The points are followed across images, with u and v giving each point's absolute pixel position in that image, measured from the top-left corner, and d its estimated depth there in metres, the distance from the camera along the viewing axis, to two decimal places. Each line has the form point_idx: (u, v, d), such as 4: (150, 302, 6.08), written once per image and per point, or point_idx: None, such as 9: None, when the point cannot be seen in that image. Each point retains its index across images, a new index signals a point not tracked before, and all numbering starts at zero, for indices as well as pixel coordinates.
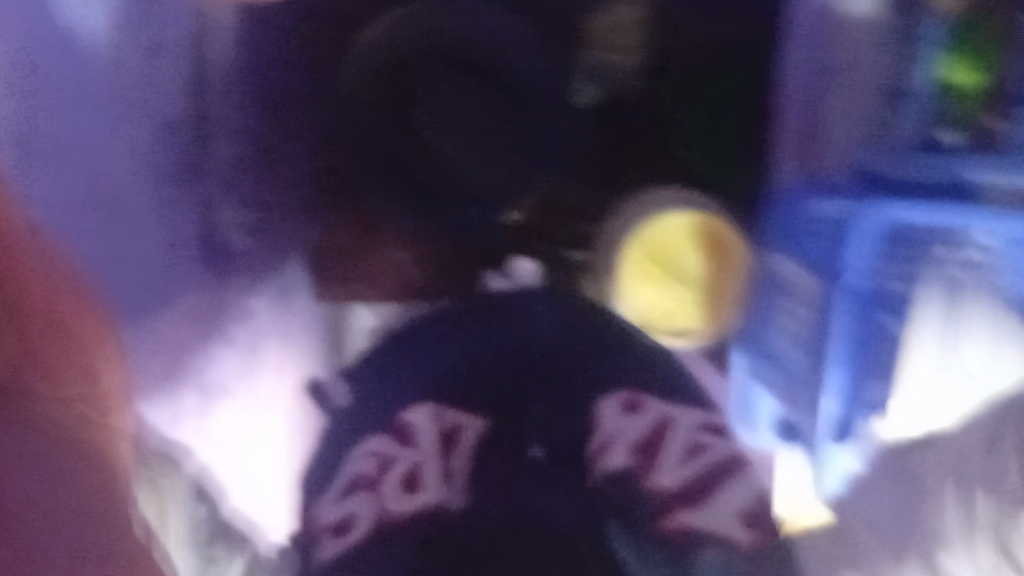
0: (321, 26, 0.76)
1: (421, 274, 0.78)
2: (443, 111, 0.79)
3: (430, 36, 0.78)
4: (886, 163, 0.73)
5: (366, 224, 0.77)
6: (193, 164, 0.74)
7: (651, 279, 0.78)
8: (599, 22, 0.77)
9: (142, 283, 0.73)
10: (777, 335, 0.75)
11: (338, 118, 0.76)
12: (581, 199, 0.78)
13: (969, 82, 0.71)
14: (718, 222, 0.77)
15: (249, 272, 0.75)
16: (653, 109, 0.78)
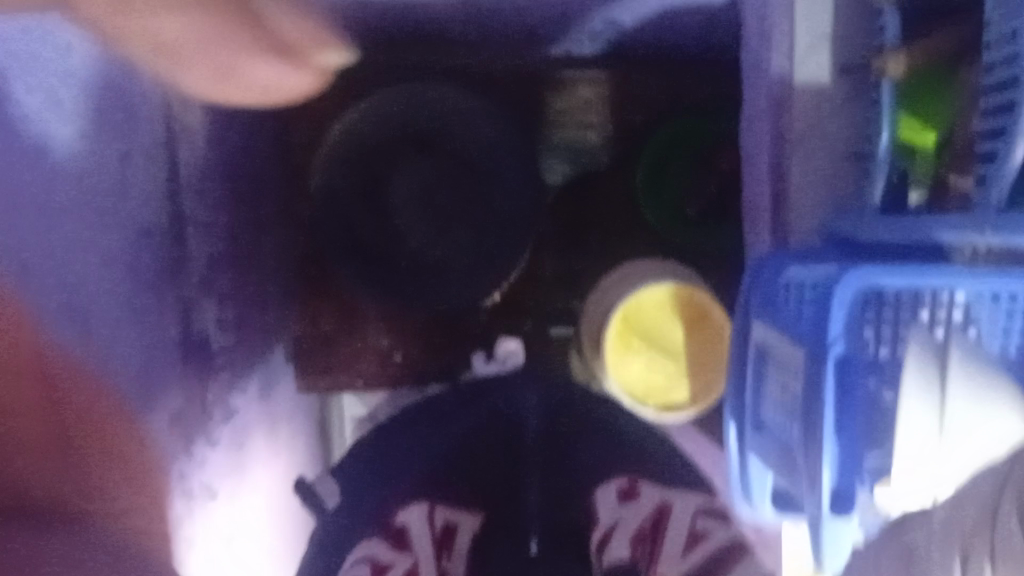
0: (327, 160, 0.96)
1: (398, 354, 1.04)
2: (413, 188, 0.97)
3: (408, 121, 0.95)
4: (852, 226, 0.68)
5: (347, 317, 1.04)
6: (182, 258, 0.78)
7: (634, 353, 0.85)
8: (555, 123, 1.05)
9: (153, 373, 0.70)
10: (765, 402, 0.67)
11: (326, 196, 0.96)
12: (549, 266, 1.05)
13: (917, 142, 0.68)
14: (697, 293, 0.85)
15: (246, 372, 0.87)
16: (609, 175, 1.04)
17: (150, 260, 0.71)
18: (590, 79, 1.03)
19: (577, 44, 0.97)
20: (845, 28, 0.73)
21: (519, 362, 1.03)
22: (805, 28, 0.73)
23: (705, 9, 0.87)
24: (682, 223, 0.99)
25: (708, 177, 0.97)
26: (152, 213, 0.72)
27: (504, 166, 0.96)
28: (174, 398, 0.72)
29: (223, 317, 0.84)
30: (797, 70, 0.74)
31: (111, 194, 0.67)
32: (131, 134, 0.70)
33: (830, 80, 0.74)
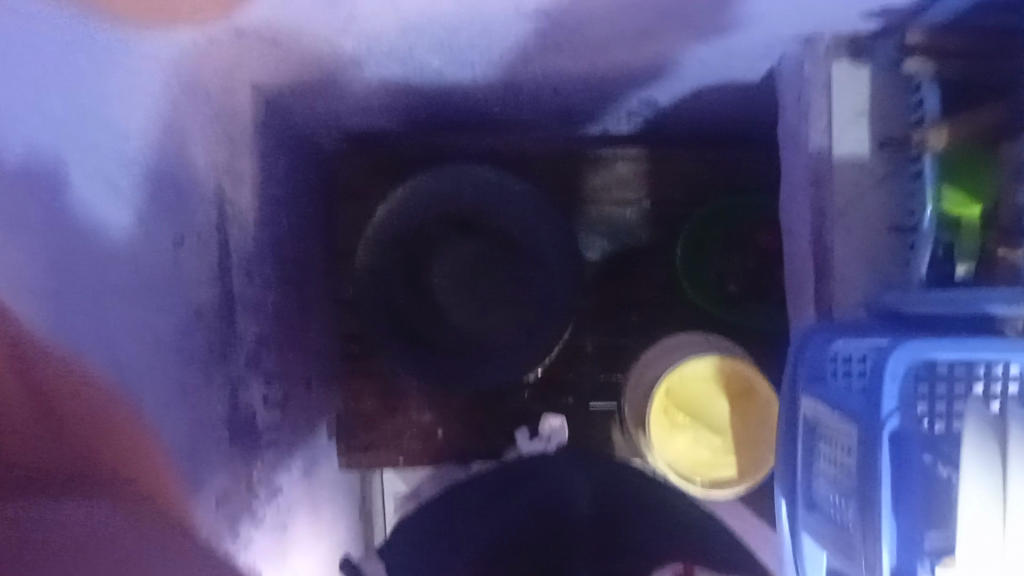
0: (368, 242, 0.97)
1: (439, 429, 1.06)
2: (454, 268, 1.01)
3: (450, 203, 0.98)
4: (900, 299, 0.68)
5: (389, 398, 1.06)
6: (229, 341, 0.78)
7: (678, 429, 0.85)
8: (593, 199, 1.07)
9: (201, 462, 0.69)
10: (817, 480, 0.66)
11: (371, 277, 0.96)
12: (589, 343, 1.05)
13: (962, 214, 0.69)
14: (741, 366, 0.84)
15: (286, 454, 0.88)
16: (646, 252, 1.06)
17: (201, 339, 0.73)
18: (628, 157, 1.06)
19: (616, 124, 1.00)
20: (881, 105, 0.77)
21: (563, 440, 1.00)
22: (842, 105, 0.77)
23: (740, 88, 0.90)
24: (721, 303, 1.01)
25: (746, 257, 1.00)
26: (205, 293, 0.74)
27: (547, 248, 0.98)
28: (224, 475, 0.73)
29: (268, 394, 0.86)
30: (835, 145, 0.77)
31: (164, 292, 0.67)
32: (191, 216, 0.72)
33: (869, 155, 0.77)
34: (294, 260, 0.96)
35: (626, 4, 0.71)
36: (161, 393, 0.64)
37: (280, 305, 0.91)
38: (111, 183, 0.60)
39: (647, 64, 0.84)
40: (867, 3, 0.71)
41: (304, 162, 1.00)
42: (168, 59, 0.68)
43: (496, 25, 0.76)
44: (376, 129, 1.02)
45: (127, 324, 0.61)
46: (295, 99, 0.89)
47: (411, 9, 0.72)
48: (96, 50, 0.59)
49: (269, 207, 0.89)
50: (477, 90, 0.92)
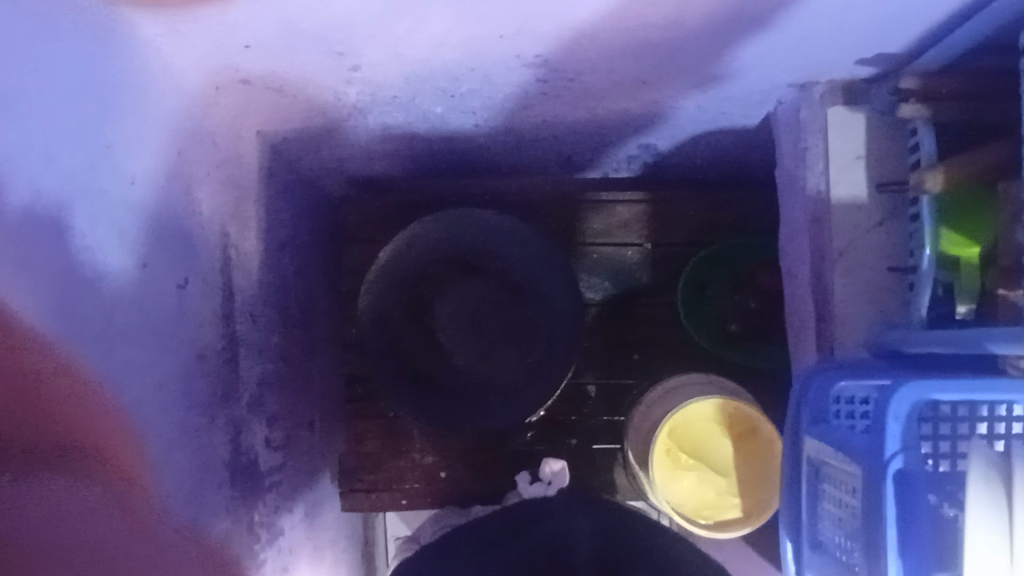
0: (371, 286, 0.97)
1: (442, 471, 1.05)
2: (457, 310, 1.01)
3: (454, 246, 0.99)
4: (899, 338, 0.69)
5: (392, 439, 1.05)
6: (233, 384, 0.79)
7: (683, 472, 0.85)
8: (593, 243, 1.07)
9: (202, 505, 0.69)
10: (822, 522, 0.65)
11: (375, 321, 0.97)
12: (592, 386, 1.05)
13: (961, 255, 0.70)
14: (743, 407, 0.84)
15: (290, 496, 0.88)
16: (647, 294, 1.07)
17: (205, 382, 0.73)
18: (629, 200, 1.07)
19: (617, 165, 1.01)
20: (879, 147, 0.78)
21: (564, 483, 0.97)
22: (838, 150, 0.78)
23: (738, 133, 0.92)
24: (726, 341, 1.01)
25: (748, 298, 1.01)
26: (209, 336, 0.74)
27: (548, 291, 0.98)
28: (227, 519, 0.73)
29: (271, 437, 0.86)
30: (834, 187, 0.78)
31: (167, 337, 0.67)
32: (196, 261, 0.73)
33: (868, 197, 0.78)
34: (298, 303, 0.97)
35: (623, 53, 0.73)
36: (163, 436, 0.64)
37: (283, 348, 0.91)
38: (114, 227, 0.61)
39: (646, 110, 0.86)
40: (859, 50, 0.73)
41: (308, 207, 1.01)
42: (172, 108, 0.69)
43: (497, 74, 0.78)
44: (379, 174, 1.03)
45: (132, 367, 0.61)
46: (300, 145, 0.91)
47: (413, 58, 0.74)
48: (104, 99, 0.60)
49: (273, 251, 0.90)
50: (478, 136, 0.93)
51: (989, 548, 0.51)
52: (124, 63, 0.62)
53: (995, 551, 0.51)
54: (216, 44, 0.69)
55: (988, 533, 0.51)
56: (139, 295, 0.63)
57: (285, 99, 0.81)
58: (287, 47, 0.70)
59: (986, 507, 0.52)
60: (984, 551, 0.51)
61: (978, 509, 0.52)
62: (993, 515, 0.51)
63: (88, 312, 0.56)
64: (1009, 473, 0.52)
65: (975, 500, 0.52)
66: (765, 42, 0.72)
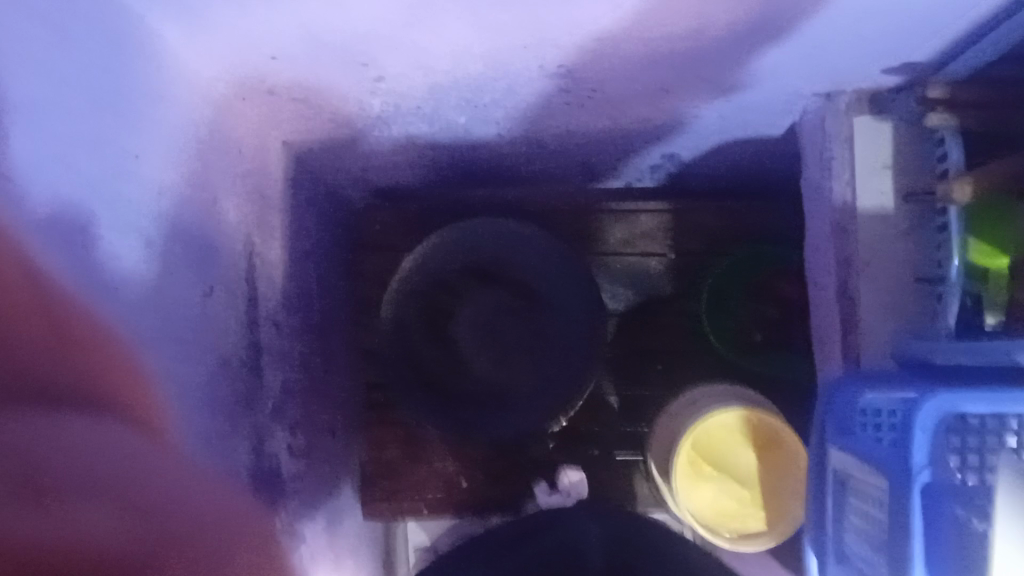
0: (392, 294, 0.97)
1: (462, 480, 1.04)
2: (476, 318, 1.01)
3: (474, 255, 0.99)
4: (928, 350, 0.68)
5: (411, 446, 1.05)
6: (256, 391, 0.79)
7: (705, 480, 0.84)
8: (615, 253, 1.08)
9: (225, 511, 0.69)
10: (847, 535, 0.64)
11: (395, 327, 0.97)
12: (612, 395, 1.04)
13: (988, 266, 0.69)
14: (767, 418, 0.83)
15: (312, 503, 0.89)
16: (668, 304, 1.06)
17: (228, 390, 0.73)
18: (651, 210, 1.07)
19: (639, 175, 1.01)
20: (905, 156, 0.77)
21: (583, 494, 0.98)
22: (863, 160, 0.78)
23: (761, 142, 0.91)
24: (747, 351, 1.00)
25: (769, 306, 1.01)
26: (232, 343, 0.75)
27: (568, 301, 0.98)
28: (249, 525, 0.73)
29: (293, 444, 0.86)
30: (859, 197, 0.78)
31: (190, 344, 0.68)
32: (219, 269, 0.74)
33: (893, 207, 0.77)
34: (321, 311, 0.98)
35: (644, 63, 0.73)
36: (185, 442, 0.65)
37: (306, 356, 0.92)
38: (135, 230, 0.61)
39: (667, 120, 0.86)
40: (884, 59, 0.72)
41: (331, 216, 1.02)
42: (199, 118, 0.70)
43: (519, 84, 0.78)
44: (401, 183, 1.04)
45: (156, 373, 0.62)
46: (322, 154, 0.92)
47: (436, 69, 0.74)
48: (133, 109, 0.61)
49: (297, 259, 0.91)
50: (500, 146, 0.93)
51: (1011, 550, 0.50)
52: (152, 74, 0.63)
53: (1017, 554, 0.50)
54: (242, 55, 0.70)
55: (1011, 536, 0.50)
56: (164, 301, 0.64)
57: (309, 109, 0.82)
58: (312, 58, 0.71)
59: (1009, 510, 0.51)
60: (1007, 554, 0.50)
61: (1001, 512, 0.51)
62: (1016, 517, 0.51)
63: (114, 319, 0.57)
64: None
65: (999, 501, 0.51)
66: (787, 51, 0.71)
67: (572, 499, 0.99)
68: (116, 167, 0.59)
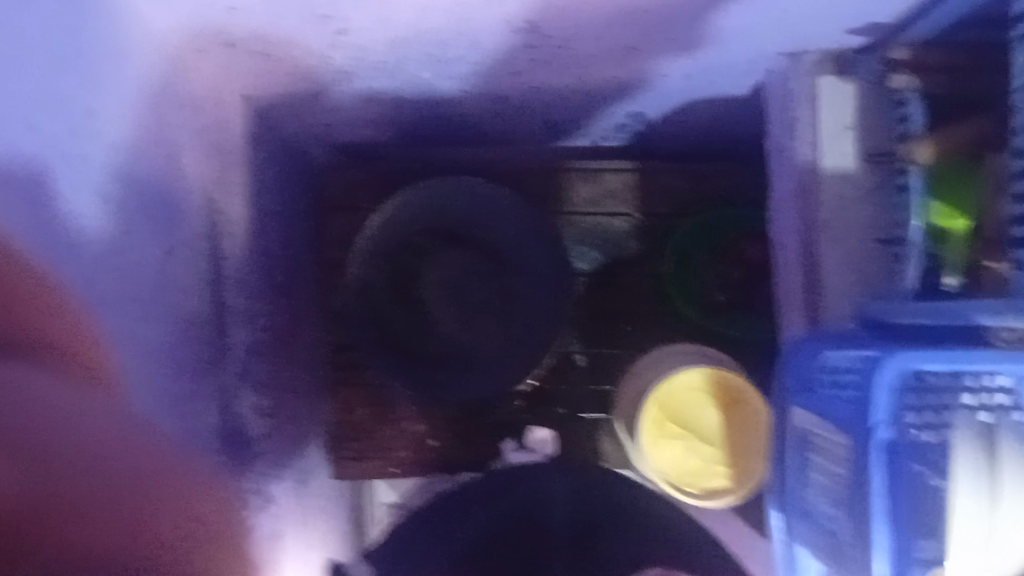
0: (357, 256, 0.96)
1: (429, 438, 1.05)
2: (447, 280, 1.00)
3: (438, 214, 0.98)
4: (887, 309, 0.70)
5: (380, 406, 1.06)
6: (221, 352, 0.79)
7: (669, 439, 0.85)
8: (581, 213, 1.08)
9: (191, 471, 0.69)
10: (808, 491, 0.66)
11: (360, 288, 0.96)
12: (579, 355, 1.05)
13: (948, 226, 0.70)
14: (730, 377, 0.86)
15: (279, 464, 0.89)
16: (634, 263, 1.07)
17: (191, 351, 0.72)
18: (616, 168, 1.07)
19: (603, 133, 1.00)
20: (869, 118, 0.78)
21: (552, 450, 0.99)
22: (828, 121, 0.78)
23: (726, 101, 0.91)
24: (710, 313, 1.02)
25: (734, 267, 1.01)
26: (194, 304, 0.74)
27: (534, 260, 0.98)
28: (216, 486, 0.73)
29: (259, 404, 0.86)
30: (823, 157, 0.78)
31: (153, 304, 0.67)
32: (180, 228, 0.72)
33: (856, 168, 0.78)
34: (284, 270, 0.96)
35: (613, 20, 0.72)
36: (149, 403, 0.64)
37: (269, 316, 0.91)
38: (89, 184, 0.59)
39: (634, 78, 0.85)
40: (851, 20, 0.73)
41: (292, 174, 1.00)
42: (156, 71, 0.68)
43: (485, 39, 0.77)
44: (365, 141, 1.02)
45: (117, 335, 0.60)
46: (284, 110, 0.90)
47: (400, 22, 0.73)
48: (86, 61, 0.59)
49: (258, 218, 0.89)
50: (466, 102, 0.92)
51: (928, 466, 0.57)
52: (106, 23, 0.61)
53: (932, 469, 0.57)
54: (199, 5, 0.68)
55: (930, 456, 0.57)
56: (124, 261, 0.62)
57: (269, 63, 0.79)
58: (272, 8, 0.69)
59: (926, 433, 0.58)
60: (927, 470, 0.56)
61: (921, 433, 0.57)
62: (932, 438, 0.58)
63: (71, 279, 0.55)
64: (993, 449, 0.58)
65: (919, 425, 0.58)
66: (755, 9, 0.71)
67: (540, 456, 0.99)
68: (66, 119, 0.56)
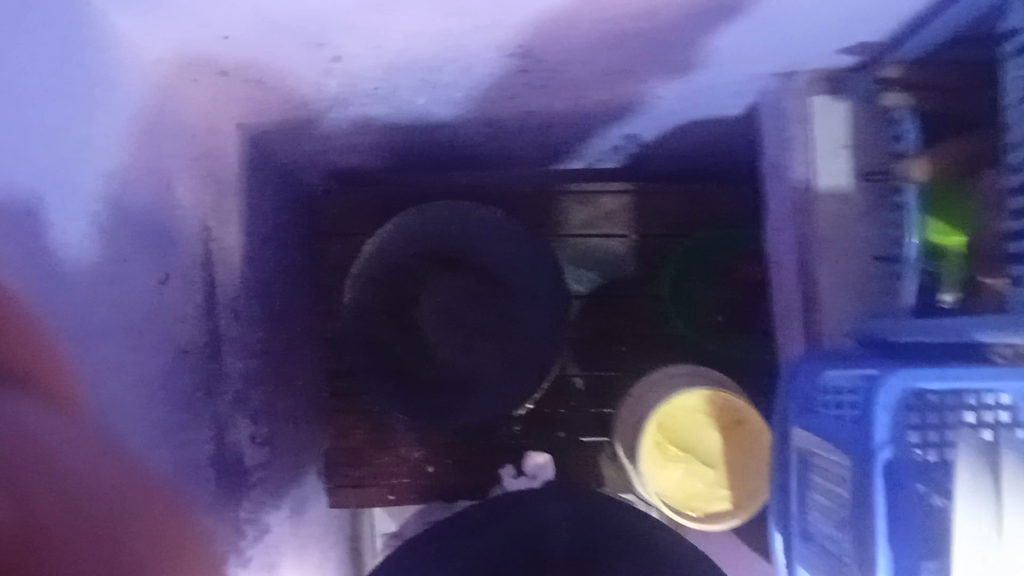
0: (353, 279, 0.96)
1: (428, 466, 1.04)
2: (443, 304, 1.00)
3: (436, 239, 0.99)
4: (886, 328, 0.70)
5: (377, 434, 1.05)
6: (217, 380, 0.78)
7: (671, 462, 0.85)
8: (578, 235, 1.07)
9: (187, 503, 0.68)
10: (811, 513, 0.65)
11: (359, 314, 0.96)
12: (578, 378, 1.04)
13: (944, 243, 0.70)
14: (731, 398, 0.84)
15: (276, 493, 0.88)
16: (631, 284, 1.06)
17: (186, 380, 0.72)
18: (613, 191, 1.07)
19: (599, 156, 1.01)
20: (863, 136, 0.78)
21: (548, 476, 0.99)
22: (822, 140, 0.78)
23: (721, 122, 0.92)
24: (710, 329, 1.02)
25: (732, 289, 1.02)
26: (190, 333, 0.73)
27: (531, 284, 0.98)
28: (213, 518, 0.72)
29: (255, 433, 0.85)
30: (818, 176, 0.78)
31: (146, 334, 0.66)
32: (174, 257, 0.72)
33: (852, 186, 0.78)
34: (280, 297, 0.96)
35: (605, 44, 0.72)
36: (144, 435, 0.63)
37: (266, 343, 0.91)
38: (83, 216, 0.58)
39: (628, 101, 0.86)
40: (843, 39, 0.73)
41: (288, 200, 1.00)
42: (149, 101, 0.68)
43: (478, 65, 0.77)
44: (361, 166, 1.03)
45: (111, 365, 0.60)
46: (279, 138, 0.90)
47: (392, 49, 0.73)
48: (79, 93, 0.58)
49: (254, 245, 0.89)
50: (461, 127, 0.92)
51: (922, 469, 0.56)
52: (98, 54, 0.61)
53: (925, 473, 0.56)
54: (193, 36, 0.68)
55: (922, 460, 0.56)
56: (118, 291, 0.62)
57: (263, 92, 0.80)
58: (265, 38, 0.69)
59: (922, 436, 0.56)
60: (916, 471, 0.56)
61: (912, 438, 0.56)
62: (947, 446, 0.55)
63: (66, 310, 0.55)
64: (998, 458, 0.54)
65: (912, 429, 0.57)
66: (748, 31, 0.71)
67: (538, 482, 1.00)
68: (57, 150, 0.56)
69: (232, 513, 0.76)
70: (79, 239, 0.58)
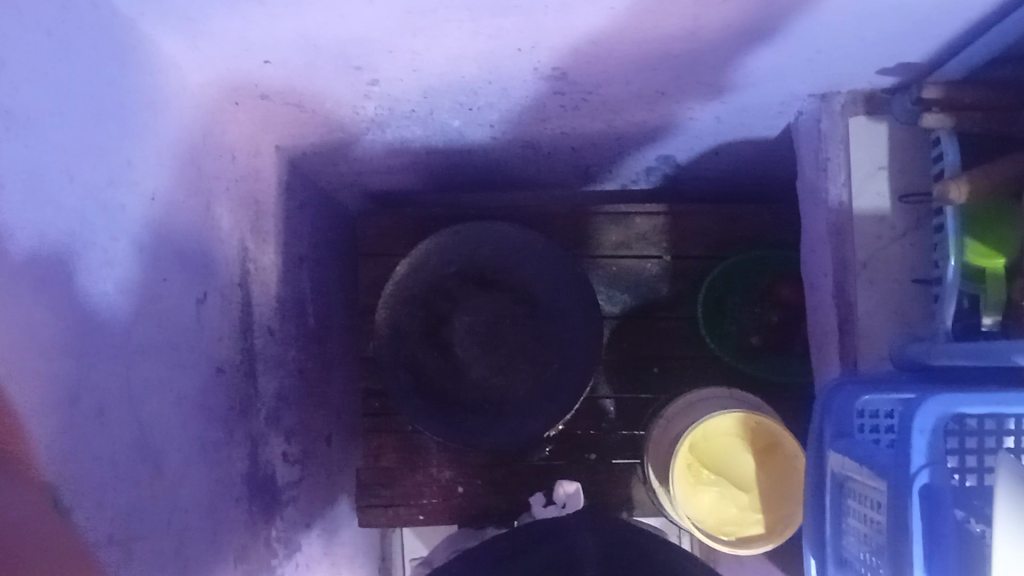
0: (386, 299, 0.96)
1: (459, 486, 1.03)
2: (475, 323, 1.01)
3: (470, 259, 1.00)
4: (924, 352, 0.68)
5: (408, 454, 1.03)
6: (253, 397, 0.80)
7: (701, 486, 0.84)
8: (612, 256, 1.06)
9: (217, 516, 0.70)
10: (846, 539, 0.64)
11: (392, 334, 0.97)
12: (610, 401, 1.03)
13: (986, 266, 0.68)
14: (765, 421, 0.83)
15: (306, 511, 0.89)
16: (668, 305, 1.05)
17: (224, 398, 0.73)
18: (647, 212, 1.05)
19: (635, 177, 1.03)
20: (902, 157, 0.78)
21: (579, 506, 0.95)
22: (860, 162, 0.78)
23: (758, 143, 0.91)
24: (746, 354, 1.01)
25: (770, 310, 1.01)
26: (228, 350, 0.75)
27: (567, 305, 0.99)
28: (240, 536, 0.74)
29: (289, 451, 0.86)
30: (856, 198, 0.78)
31: (184, 351, 0.67)
32: (214, 276, 0.73)
33: (889, 208, 0.77)
34: (316, 317, 0.97)
35: (640, 65, 0.73)
36: (177, 452, 0.65)
37: (301, 361, 0.92)
38: (127, 235, 0.59)
39: (662, 122, 0.86)
40: (881, 60, 0.72)
41: (326, 221, 1.02)
42: (192, 125, 0.70)
43: (513, 87, 0.77)
44: (398, 187, 1.04)
45: (148, 383, 0.61)
46: (318, 158, 0.92)
47: (432, 73, 0.74)
48: (127, 117, 0.60)
49: (291, 266, 0.91)
50: (495, 148, 0.93)
51: (945, 478, 0.54)
52: (145, 79, 0.63)
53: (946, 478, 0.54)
54: (237, 60, 0.69)
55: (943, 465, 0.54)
56: (158, 310, 0.63)
57: (304, 114, 0.81)
58: (306, 62, 0.70)
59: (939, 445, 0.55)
60: (944, 481, 0.54)
61: (939, 448, 0.55)
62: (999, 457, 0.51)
63: (107, 325, 0.56)
64: None
65: (939, 439, 0.55)
66: (784, 52, 0.71)
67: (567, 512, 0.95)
68: (101, 175, 0.57)
69: (260, 529, 0.78)
70: (122, 257, 0.59)
